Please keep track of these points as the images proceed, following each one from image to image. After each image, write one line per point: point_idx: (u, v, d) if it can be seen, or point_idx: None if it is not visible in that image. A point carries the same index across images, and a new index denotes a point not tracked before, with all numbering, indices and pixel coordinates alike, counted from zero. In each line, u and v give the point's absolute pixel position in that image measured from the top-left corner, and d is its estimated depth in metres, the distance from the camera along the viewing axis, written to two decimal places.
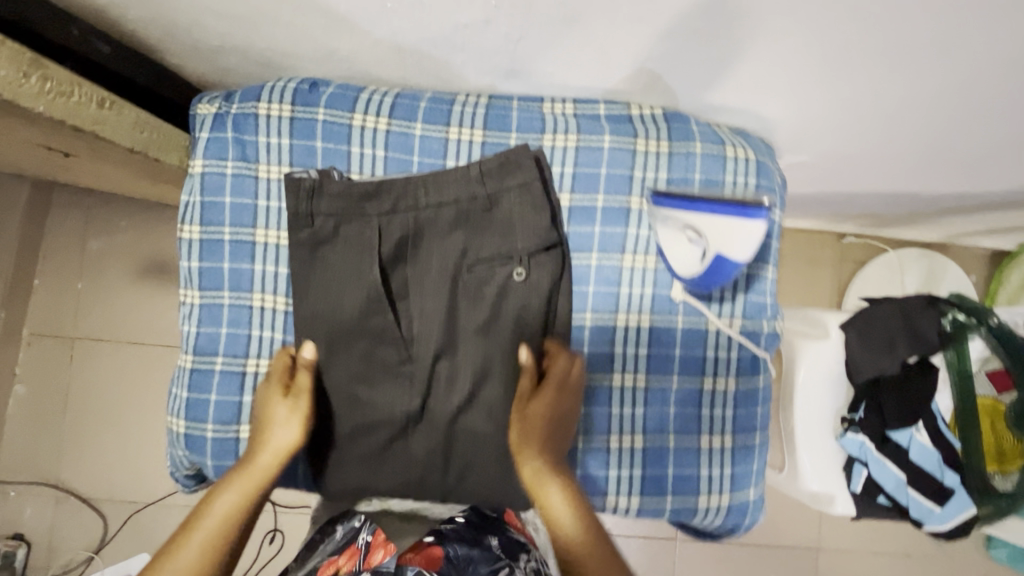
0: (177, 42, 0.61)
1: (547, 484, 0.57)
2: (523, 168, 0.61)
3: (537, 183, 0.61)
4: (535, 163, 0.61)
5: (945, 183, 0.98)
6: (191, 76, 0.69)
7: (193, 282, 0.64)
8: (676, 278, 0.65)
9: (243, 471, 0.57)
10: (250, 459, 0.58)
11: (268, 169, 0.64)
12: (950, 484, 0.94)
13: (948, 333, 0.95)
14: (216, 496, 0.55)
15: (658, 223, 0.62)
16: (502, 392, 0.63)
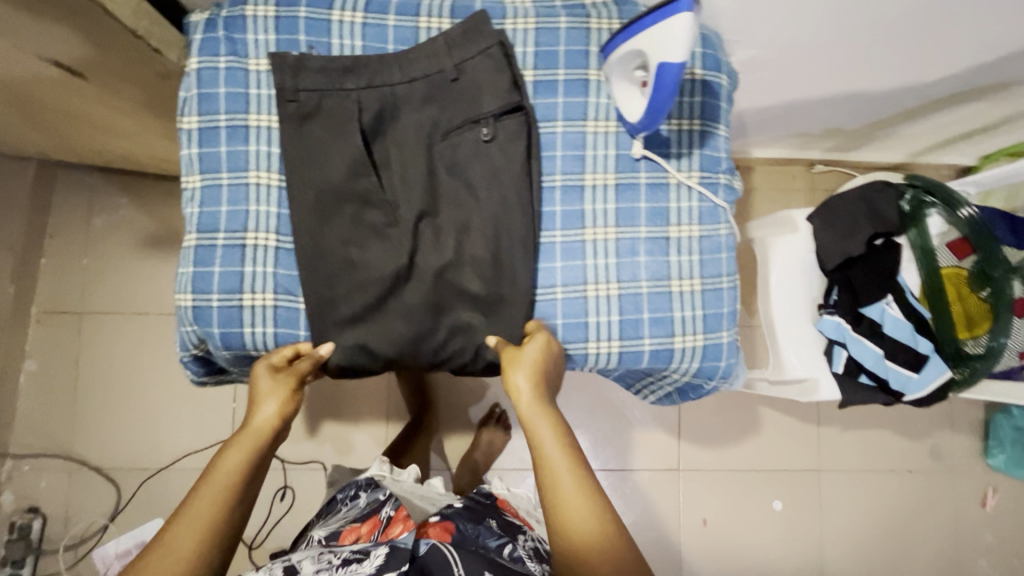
0: None
1: (541, 429, 0.63)
2: (485, 37, 0.67)
3: (497, 49, 0.68)
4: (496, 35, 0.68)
5: (890, 76, 1.05)
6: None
7: (194, 167, 0.70)
8: (634, 134, 0.71)
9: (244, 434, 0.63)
10: (247, 422, 0.63)
11: (257, 63, 0.71)
12: (924, 351, 0.99)
13: (907, 213, 1.00)
14: (221, 460, 0.61)
15: (613, 77, 0.69)
16: (483, 246, 0.69)
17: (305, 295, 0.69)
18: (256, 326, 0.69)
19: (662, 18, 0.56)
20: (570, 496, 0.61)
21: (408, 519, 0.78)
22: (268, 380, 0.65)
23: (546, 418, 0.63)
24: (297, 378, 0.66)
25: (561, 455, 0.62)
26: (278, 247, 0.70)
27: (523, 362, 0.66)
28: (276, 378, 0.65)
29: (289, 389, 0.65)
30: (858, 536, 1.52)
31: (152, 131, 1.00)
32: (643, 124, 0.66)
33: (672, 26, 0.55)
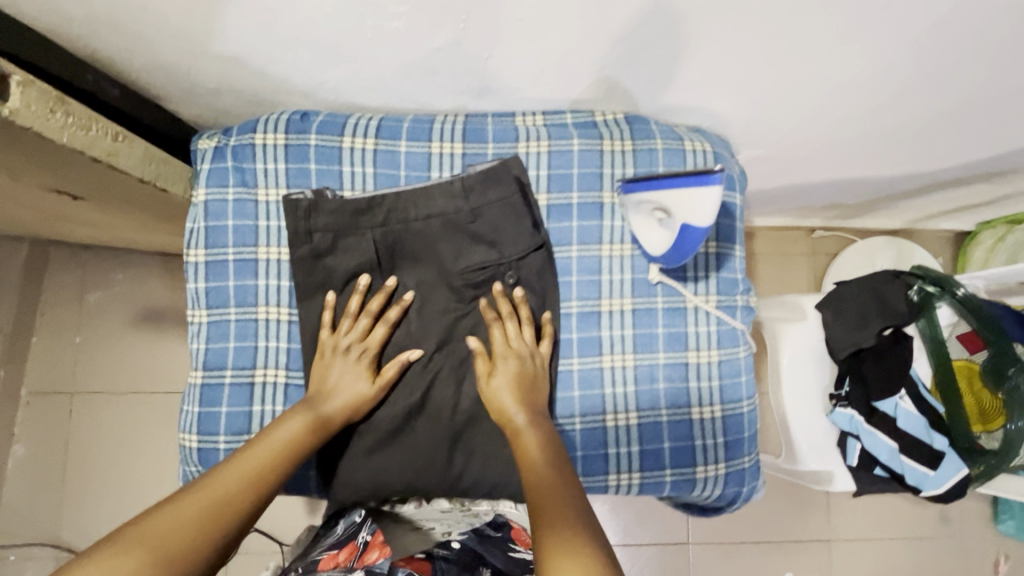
0: (176, 87, 0.69)
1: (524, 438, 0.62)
2: (501, 181, 0.66)
3: (516, 195, 0.67)
4: (516, 181, 0.67)
5: (890, 165, 1.07)
6: (190, 117, 0.76)
7: (200, 301, 0.68)
8: (652, 261, 0.70)
9: (288, 428, 0.60)
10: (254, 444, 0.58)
11: (266, 193, 0.70)
12: (939, 447, 0.98)
13: (916, 304, 1.00)
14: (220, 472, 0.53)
15: (630, 209, 0.69)
16: None
17: None
18: None
19: (691, 184, 0.57)
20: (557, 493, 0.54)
21: None
22: (358, 378, 0.65)
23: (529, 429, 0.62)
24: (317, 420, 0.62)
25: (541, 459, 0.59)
26: (288, 383, 0.67)
27: (498, 374, 0.65)
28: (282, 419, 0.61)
29: (369, 392, 0.65)
30: None
31: (154, 229, 0.98)
32: (667, 257, 0.67)
33: (700, 197, 0.57)
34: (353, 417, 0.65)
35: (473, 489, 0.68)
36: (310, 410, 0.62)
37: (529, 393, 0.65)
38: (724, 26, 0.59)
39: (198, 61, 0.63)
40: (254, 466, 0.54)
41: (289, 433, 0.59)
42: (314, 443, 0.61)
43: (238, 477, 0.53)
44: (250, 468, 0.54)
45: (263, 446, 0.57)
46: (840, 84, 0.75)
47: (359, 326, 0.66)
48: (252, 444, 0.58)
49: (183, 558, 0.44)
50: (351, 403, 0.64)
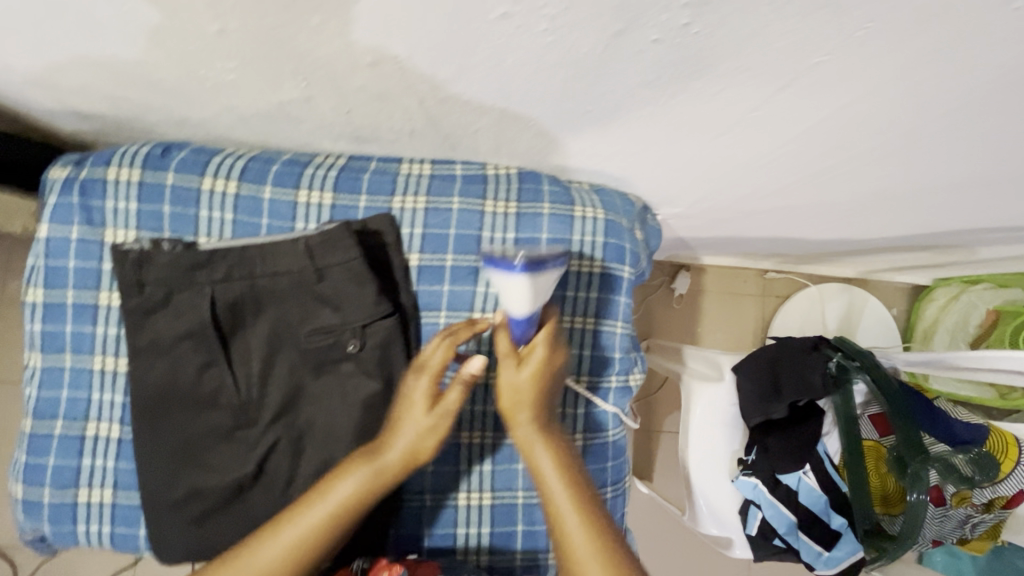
0: (32, 108, 0.65)
1: (536, 449, 0.56)
2: (343, 248, 0.62)
3: (358, 261, 0.62)
4: (354, 240, 0.62)
5: (826, 228, 1.03)
6: (61, 134, 0.73)
7: (36, 345, 0.64)
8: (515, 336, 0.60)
9: (337, 488, 0.54)
10: (302, 506, 0.54)
11: (114, 234, 0.65)
12: (837, 526, 0.95)
13: (831, 376, 0.97)
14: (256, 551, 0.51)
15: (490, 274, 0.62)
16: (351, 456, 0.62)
17: (141, 495, 0.62)
18: (91, 525, 0.63)
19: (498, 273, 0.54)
20: (581, 547, 0.51)
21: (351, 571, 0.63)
22: (417, 411, 0.56)
23: (547, 448, 0.56)
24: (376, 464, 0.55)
25: (559, 486, 0.54)
26: (121, 439, 0.63)
27: (517, 375, 0.56)
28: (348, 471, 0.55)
29: (428, 422, 0.55)
30: None
31: None
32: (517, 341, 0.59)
33: (504, 285, 0.53)
34: (428, 448, 0.56)
35: None
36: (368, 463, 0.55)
37: (545, 396, 0.58)
38: (592, 106, 0.55)
39: (41, 87, 0.60)
40: (292, 549, 0.51)
41: (332, 498, 0.54)
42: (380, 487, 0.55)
43: (280, 564, 0.51)
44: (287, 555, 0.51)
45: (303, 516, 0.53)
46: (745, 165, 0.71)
47: (433, 351, 0.57)
48: (288, 516, 0.53)
49: None
50: (409, 447, 0.55)
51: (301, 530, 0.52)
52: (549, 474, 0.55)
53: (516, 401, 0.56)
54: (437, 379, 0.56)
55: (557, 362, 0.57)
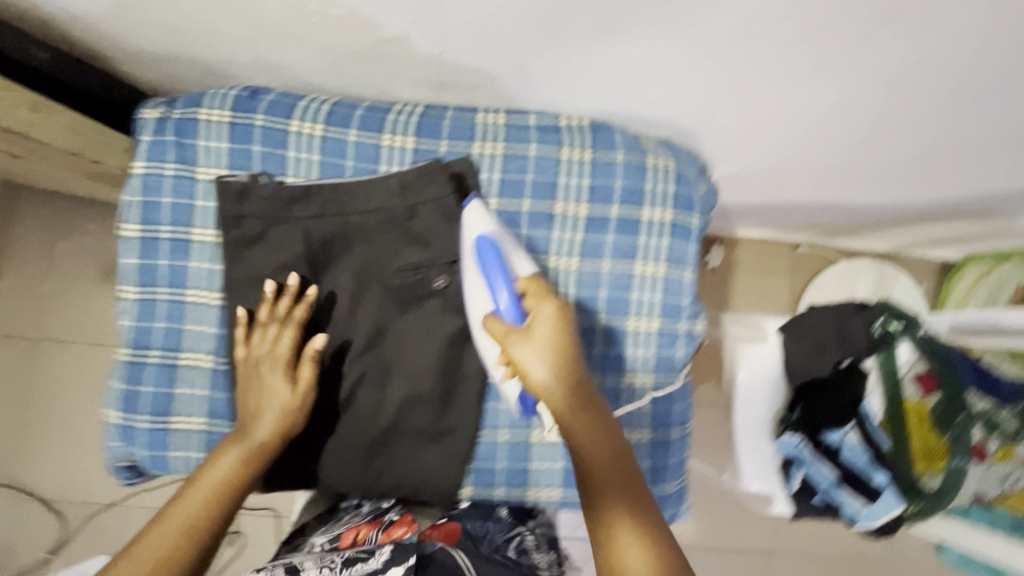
0: (121, 52, 0.66)
1: (574, 430, 0.57)
2: (438, 184, 0.65)
3: (451, 198, 0.65)
4: (450, 179, 0.66)
5: (874, 192, 1.04)
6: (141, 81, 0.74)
7: (131, 278, 0.66)
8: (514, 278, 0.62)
9: (211, 471, 0.57)
10: (183, 493, 0.56)
11: (207, 172, 0.67)
12: (879, 483, 0.97)
13: (877, 338, 0.98)
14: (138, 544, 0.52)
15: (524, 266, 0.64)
16: (435, 388, 0.66)
17: (234, 422, 0.65)
18: (184, 452, 0.66)
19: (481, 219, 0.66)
20: (620, 529, 0.51)
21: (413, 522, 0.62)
22: (277, 391, 0.61)
23: (582, 426, 0.56)
24: (257, 442, 0.59)
25: (593, 465, 0.55)
26: (213, 369, 0.66)
27: (534, 359, 0.57)
28: (230, 452, 0.58)
29: (294, 398, 0.61)
30: None
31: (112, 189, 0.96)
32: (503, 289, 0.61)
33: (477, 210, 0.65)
34: (291, 426, 0.61)
35: (376, 487, 0.67)
36: (247, 436, 0.59)
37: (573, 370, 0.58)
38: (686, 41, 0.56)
39: (139, 27, 0.61)
40: (184, 531, 0.53)
41: (212, 478, 0.57)
42: (246, 477, 0.58)
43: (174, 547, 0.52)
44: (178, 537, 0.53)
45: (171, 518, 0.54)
46: (814, 116, 0.72)
47: (270, 335, 0.62)
48: (171, 507, 0.55)
49: None
50: (278, 419, 0.60)
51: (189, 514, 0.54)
52: (589, 453, 0.56)
53: (545, 390, 0.57)
54: (287, 360, 0.62)
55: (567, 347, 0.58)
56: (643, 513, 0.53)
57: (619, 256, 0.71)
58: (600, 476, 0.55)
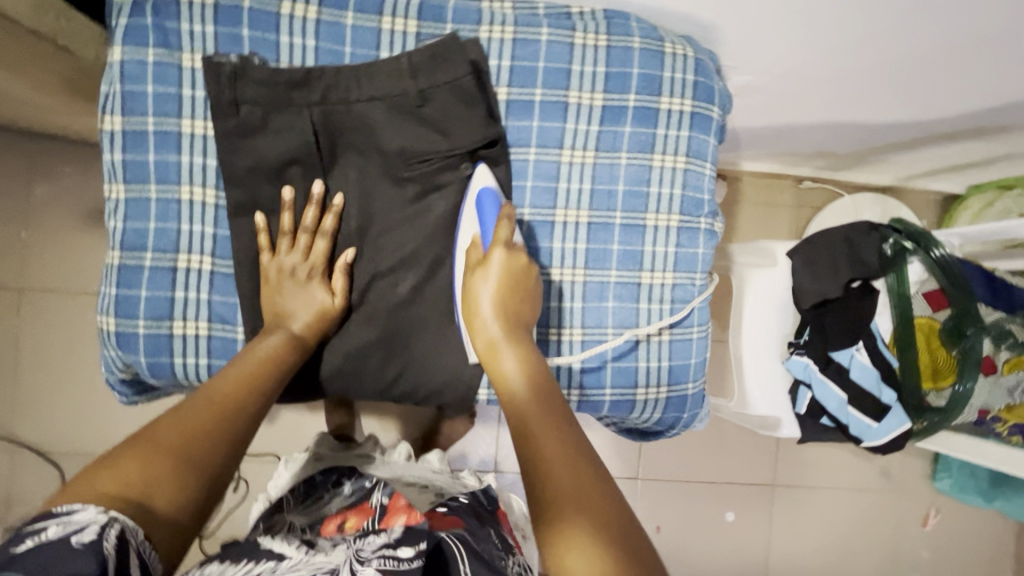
0: None
1: (500, 354, 0.59)
2: (456, 65, 0.63)
3: (468, 79, 0.63)
4: (472, 68, 0.64)
5: (889, 106, 1.01)
6: None
7: (118, 177, 0.63)
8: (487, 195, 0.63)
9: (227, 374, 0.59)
10: (204, 390, 0.57)
11: (192, 59, 0.63)
12: (887, 400, 0.98)
13: (887, 258, 0.96)
14: (173, 419, 0.53)
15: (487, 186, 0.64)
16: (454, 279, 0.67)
17: (244, 326, 0.65)
18: (188, 357, 0.65)
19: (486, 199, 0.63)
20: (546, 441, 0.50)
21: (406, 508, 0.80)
22: (318, 296, 0.65)
23: (514, 346, 0.59)
24: (292, 335, 0.63)
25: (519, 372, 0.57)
26: (213, 271, 0.64)
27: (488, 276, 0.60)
28: (259, 343, 0.62)
29: (331, 305, 0.66)
30: (806, 550, 1.57)
31: (90, 110, 0.90)
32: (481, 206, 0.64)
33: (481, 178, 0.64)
34: (323, 332, 0.66)
35: (392, 390, 0.69)
36: (280, 329, 0.63)
37: (510, 308, 0.60)
38: None
39: None
40: (215, 414, 0.54)
41: (236, 376, 0.59)
42: (263, 387, 0.59)
43: (202, 429, 0.53)
44: (217, 417, 0.54)
45: (185, 427, 0.52)
46: None
47: (301, 246, 0.65)
48: (189, 401, 0.56)
49: (191, 468, 0.50)
50: (319, 318, 0.65)
51: (215, 402, 0.55)
52: (512, 375, 0.57)
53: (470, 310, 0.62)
54: (321, 268, 0.66)
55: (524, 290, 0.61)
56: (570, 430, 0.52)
57: (636, 149, 0.68)
58: (528, 403, 0.54)
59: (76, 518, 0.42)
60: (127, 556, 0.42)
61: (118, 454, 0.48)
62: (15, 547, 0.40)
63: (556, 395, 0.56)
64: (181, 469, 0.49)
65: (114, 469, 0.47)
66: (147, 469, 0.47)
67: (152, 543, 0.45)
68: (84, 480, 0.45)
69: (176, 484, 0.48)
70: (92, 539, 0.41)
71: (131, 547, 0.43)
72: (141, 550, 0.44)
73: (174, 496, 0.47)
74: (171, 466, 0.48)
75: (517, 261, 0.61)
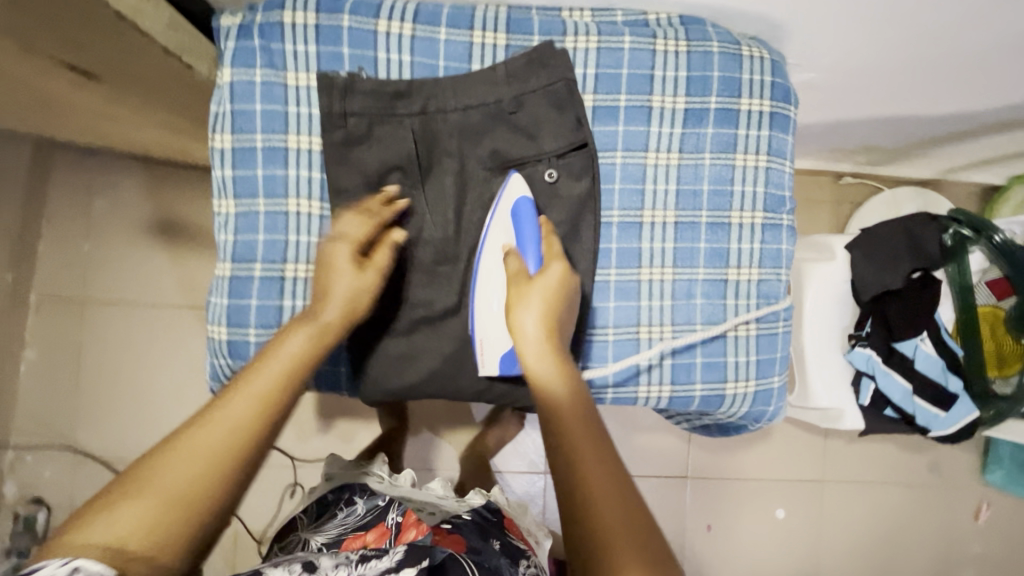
0: None
1: (543, 364, 0.59)
2: (546, 72, 0.66)
3: (561, 84, 0.66)
4: (561, 66, 0.66)
5: (943, 99, 1.02)
6: None
7: (228, 191, 0.66)
8: (525, 201, 0.65)
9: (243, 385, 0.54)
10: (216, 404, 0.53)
11: (296, 78, 0.65)
12: (953, 390, 1.00)
13: (948, 248, 0.98)
14: (177, 445, 0.50)
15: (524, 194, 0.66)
16: None
17: (347, 331, 0.67)
18: None
19: (523, 211, 0.65)
20: (588, 465, 0.53)
21: (418, 526, 0.78)
22: (344, 279, 0.61)
23: (554, 364, 0.59)
24: (323, 319, 0.60)
25: (562, 400, 0.57)
26: None
27: (541, 285, 0.62)
28: (298, 329, 0.59)
29: (362, 288, 0.62)
30: (857, 547, 1.56)
31: (168, 128, 0.92)
32: (520, 213, 0.65)
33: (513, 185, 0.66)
34: (352, 318, 0.62)
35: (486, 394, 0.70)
36: (309, 317, 0.60)
37: (561, 320, 0.62)
38: None
39: None
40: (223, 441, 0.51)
41: (249, 390, 0.54)
42: (278, 397, 0.55)
43: (200, 462, 0.49)
44: (223, 442, 0.51)
45: (187, 462, 0.49)
46: None
47: (342, 224, 0.63)
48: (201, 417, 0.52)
49: (185, 510, 0.47)
50: (345, 307, 0.61)
51: (223, 421, 0.52)
52: (552, 390, 0.58)
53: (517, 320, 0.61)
54: (360, 246, 0.62)
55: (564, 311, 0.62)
56: (617, 464, 0.54)
57: (719, 149, 0.70)
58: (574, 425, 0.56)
59: (40, 572, 0.42)
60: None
61: (120, 490, 0.47)
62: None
63: (599, 428, 0.56)
64: (174, 513, 0.47)
65: (107, 515, 0.46)
66: (142, 514, 0.46)
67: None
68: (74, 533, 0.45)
69: (167, 530, 0.46)
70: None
71: None
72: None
73: (162, 538, 0.46)
74: (163, 511, 0.47)
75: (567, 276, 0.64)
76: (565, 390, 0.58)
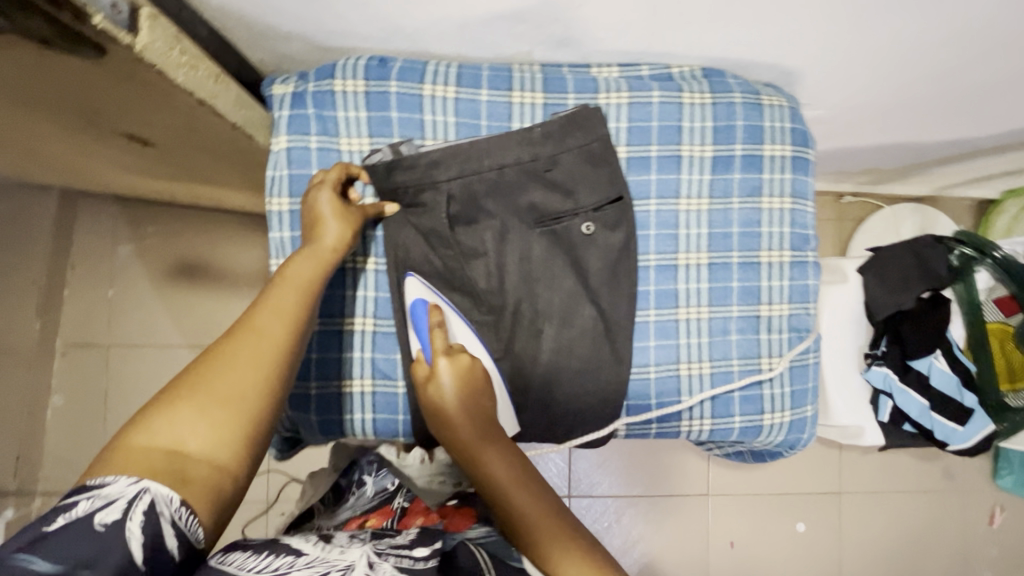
0: (246, 33, 0.64)
1: (480, 456, 0.60)
2: (584, 131, 0.70)
3: (596, 144, 0.71)
4: (597, 126, 0.70)
5: (941, 127, 1.08)
6: (257, 66, 0.73)
7: (285, 251, 0.70)
8: (419, 298, 0.67)
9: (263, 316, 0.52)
10: (244, 327, 0.51)
11: (349, 143, 0.70)
12: (969, 405, 1.05)
13: (955, 268, 1.03)
14: (223, 364, 0.47)
15: (414, 290, 0.68)
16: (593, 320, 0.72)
17: (403, 379, 0.70)
18: (355, 413, 0.72)
19: (419, 309, 0.67)
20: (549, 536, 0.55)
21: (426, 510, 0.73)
22: (334, 211, 0.64)
23: (493, 455, 0.60)
24: (332, 242, 0.62)
25: (512, 488, 0.58)
26: (375, 330, 0.71)
27: (447, 379, 0.62)
28: (302, 257, 0.60)
29: (355, 218, 0.65)
30: (878, 556, 1.59)
31: (208, 180, 0.95)
32: (415, 304, 0.68)
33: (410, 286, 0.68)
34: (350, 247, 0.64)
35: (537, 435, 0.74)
36: (311, 248, 0.61)
37: (477, 401, 0.62)
38: None
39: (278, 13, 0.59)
40: (259, 360, 0.49)
41: (275, 314, 0.53)
42: (301, 318, 0.54)
43: (251, 379, 0.48)
44: (263, 361, 0.49)
45: (235, 372, 0.47)
46: (919, 43, 0.75)
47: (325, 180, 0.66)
48: (223, 347, 0.49)
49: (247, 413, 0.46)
50: (343, 234, 0.63)
51: (250, 346, 0.50)
52: (499, 480, 0.59)
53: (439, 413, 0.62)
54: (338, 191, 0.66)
55: (481, 398, 0.62)
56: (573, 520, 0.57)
57: (746, 193, 0.75)
58: (532, 510, 0.57)
59: (107, 490, 0.38)
60: (159, 530, 0.38)
61: (164, 404, 0.44)
62: (45, 526, 0.36)
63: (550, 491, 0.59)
64: (229, 423, 0.45)
65: (163, 427, 0.43)
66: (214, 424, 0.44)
67: (190, 509, 0.40)
68: (126, 443, 0.41)
69: (226, 441, 0.44)
70: (116, 519, 0.37)
71: (166, 516, 0.39)
72: (175, 520, 0.39)
73: (228, 447, 0.44)
74: (223, 419, 0.45)
75: (461, 363, 0.63)
76: (510, 481, 0.58)
